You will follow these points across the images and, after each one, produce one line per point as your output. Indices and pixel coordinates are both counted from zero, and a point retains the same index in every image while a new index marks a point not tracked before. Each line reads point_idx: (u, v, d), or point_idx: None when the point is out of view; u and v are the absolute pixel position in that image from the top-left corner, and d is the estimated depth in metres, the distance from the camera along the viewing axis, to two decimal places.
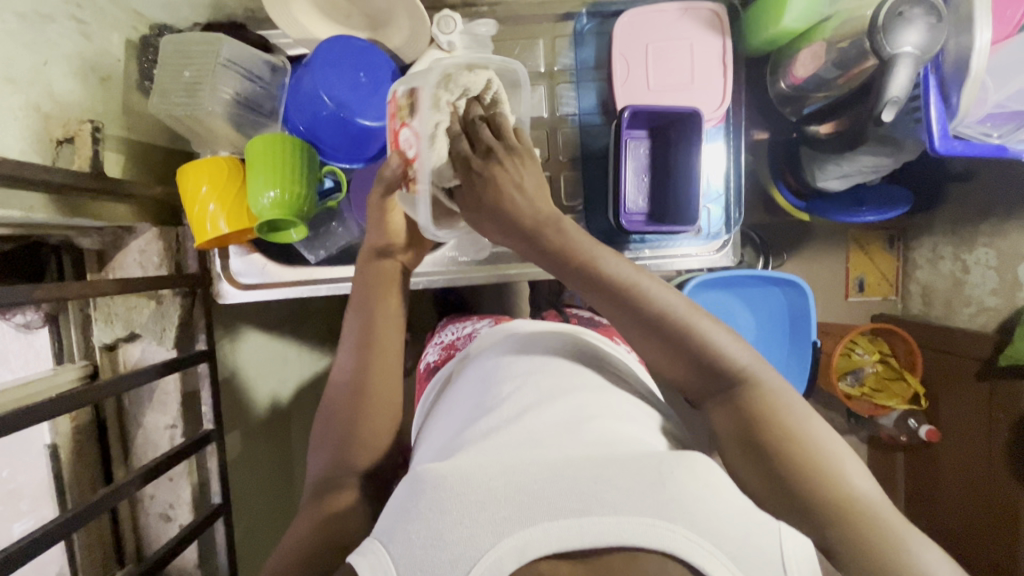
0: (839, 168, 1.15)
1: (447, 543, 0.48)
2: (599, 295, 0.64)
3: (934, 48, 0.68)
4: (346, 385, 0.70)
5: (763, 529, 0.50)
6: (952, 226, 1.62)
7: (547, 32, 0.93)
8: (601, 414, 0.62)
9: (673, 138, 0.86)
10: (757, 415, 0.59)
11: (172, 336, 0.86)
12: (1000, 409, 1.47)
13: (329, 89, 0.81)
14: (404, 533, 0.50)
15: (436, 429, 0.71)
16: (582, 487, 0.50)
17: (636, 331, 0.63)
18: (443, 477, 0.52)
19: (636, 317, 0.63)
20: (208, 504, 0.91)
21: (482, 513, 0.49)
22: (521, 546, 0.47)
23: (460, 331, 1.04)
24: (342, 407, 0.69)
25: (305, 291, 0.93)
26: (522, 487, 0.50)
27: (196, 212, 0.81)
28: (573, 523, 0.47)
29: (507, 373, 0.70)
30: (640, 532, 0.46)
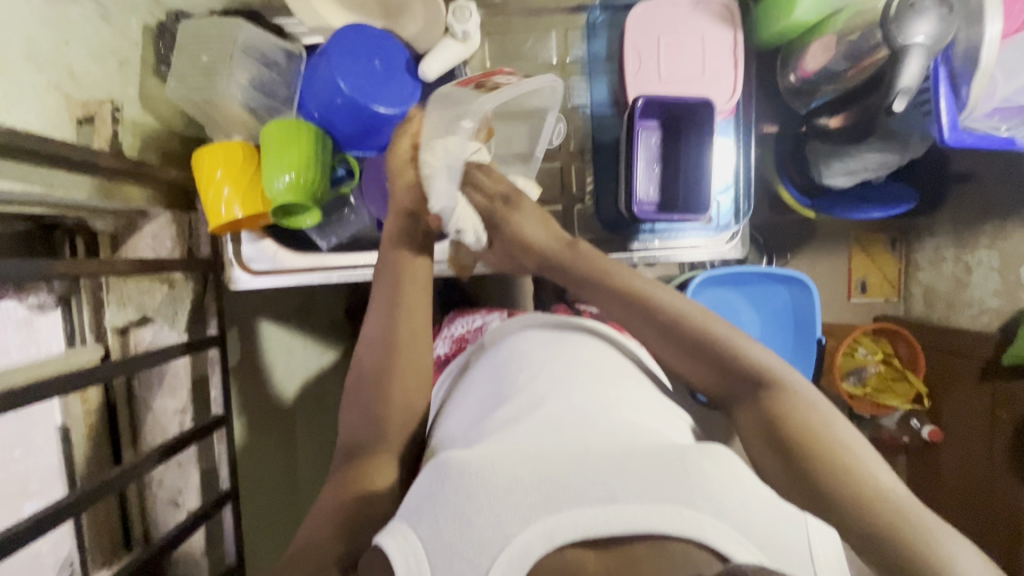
0: (845, 164, 1.17)
1: (475, 527, 0.49)
2: (621, 303, 0.73)
3: (946, 39, 0.69)
4: (371, 357, 0.71)
5: (787, 518, 0.51)
6: (954, 227, 1.64)
7: (559, 24, 0.94)
8: (618, 405, 0.62)
9: (685, 130, 0.87)
10: (783, 413, 0.63)
11: (184, 319, 0.87)
12: (1003, 409, 1.48)
13: (345, 75, 0.81)
14: (430, 517, 0.51)
15: (453, 415, 0.71)
16: (606, 476, 0.50)
17: (659, 336, 0.71)
18: (468, 464, 0.52)
19: (659, 326, 0.71)
20: (216, 490, 0.91)
21: (508, 499, 0.49)
22: (549, 532, 0.47)
23: (471, 323, 1.04)
24: (367, 385, 0.70)
25: (316, 278, 0.92)
26: (548, 476, 0.51)
27: (210, 197, 0.81)
28: (600, 511, 0.48)
29: (523, 361, 0.71)
30: (669, 521, 0.47)
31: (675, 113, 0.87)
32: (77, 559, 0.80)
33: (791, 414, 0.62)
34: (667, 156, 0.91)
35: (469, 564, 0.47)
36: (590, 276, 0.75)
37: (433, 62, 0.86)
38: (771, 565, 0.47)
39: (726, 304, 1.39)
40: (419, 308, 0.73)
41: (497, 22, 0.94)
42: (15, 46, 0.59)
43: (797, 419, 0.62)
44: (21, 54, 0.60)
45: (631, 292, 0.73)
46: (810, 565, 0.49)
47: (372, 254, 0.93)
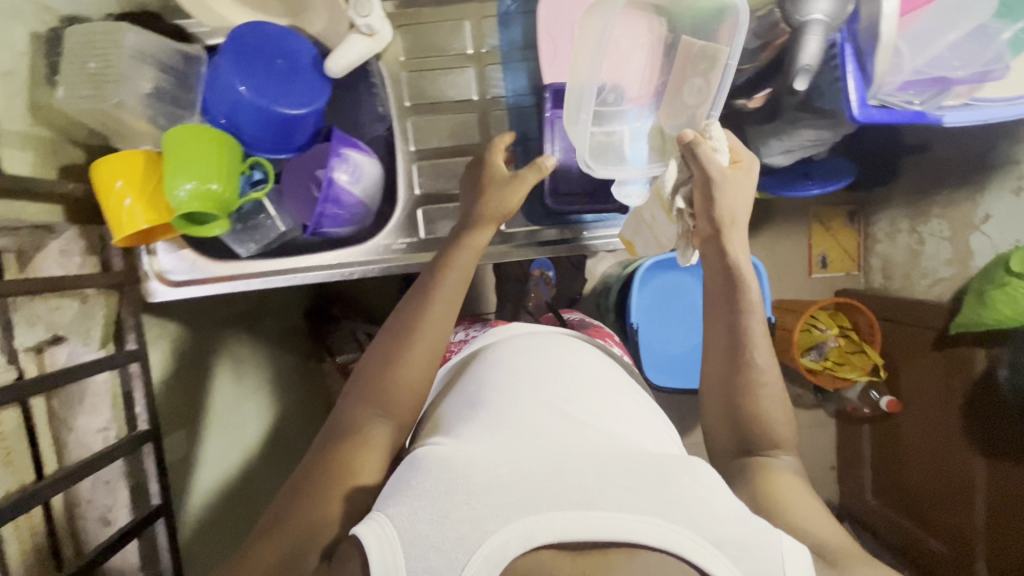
0: (781, 143, 1.16)
1: (452, 522, 0.48)
2: (715, 308, 0.75)
3: (844, 13, 0.68)
4: (381, 343, 0.70)
5: (769, 542, 0.48)
6: (910, 199, 1.66)
7: (473, 14, 0.91)
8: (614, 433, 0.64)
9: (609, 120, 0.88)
10: (767, 479, 0.65)
11: (99, 335, 0.85)
12: (955, 376, 1.50)
13: (245, 78, 0.79)
14: (411, 508, 0.50)
15: (443, 424, 0.71)
16: (586, 481, 0.50)
17: (725, 361, 0.73)
18: (448, 461, 0.53)
19: (733, 350, 0.73)
20: (147, 505, 0.90)
21: (487, 496, 0.49)
22: (526, 534, 0.47)
23: (455, 336, 1.02)
24: (371, 367, 0.69)
25: (235, 285, 0.91)
26: (528, 477, 0.50)
27: (108, 208, 0.78)
28: (579, 514, 0.47)
29: (518, 379, 0.72)
30: (645, 531, 0.46)
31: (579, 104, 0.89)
32: None
33: (776, 480, 0.64)
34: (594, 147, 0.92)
35: (442, 557, 0.47)
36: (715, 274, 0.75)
37: (340, 58, 0.83)
38: None
39: (679, 289, 1.39)
40: (438, 304, 0.71)
41: (409, 14, 0.91)
42: None
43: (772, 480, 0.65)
44: None
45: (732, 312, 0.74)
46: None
47: (294, 259, 0.92)
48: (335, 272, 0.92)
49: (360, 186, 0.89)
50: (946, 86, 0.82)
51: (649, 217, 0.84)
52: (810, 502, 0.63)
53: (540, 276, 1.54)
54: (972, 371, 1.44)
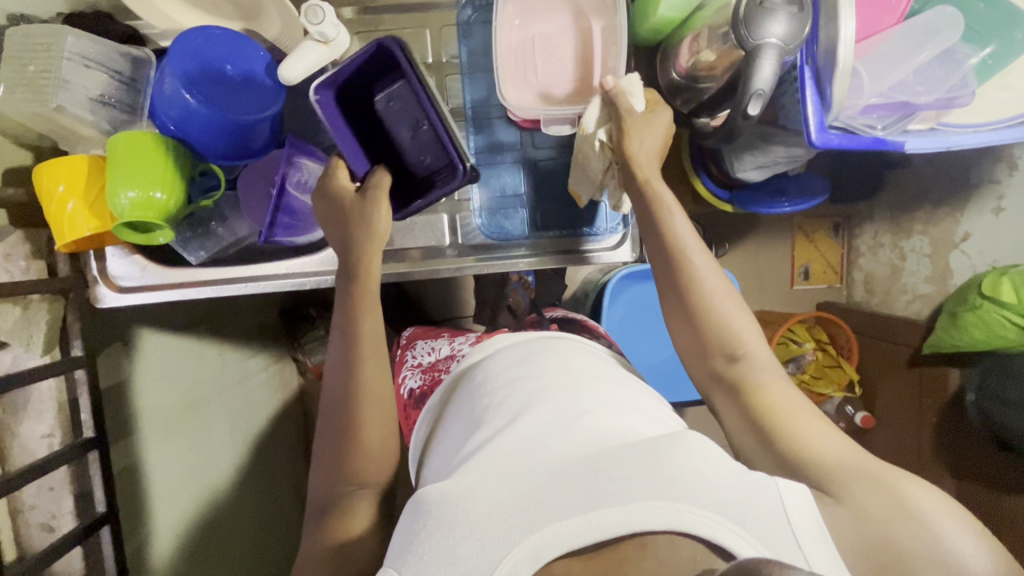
0: (755, 159, 1.15)
1: (459, 559, 0.50)
2: (657, 250, 0.72)
3: (799, 38, 0.66)
4: (334, 397, 0.70)
5: (767, 493, 0.53)
6: (892, 213, 1.65)
7: (433, 21, 0.90)
8: (594, 408, 0.64)
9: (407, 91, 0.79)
10: (751, 398, 0.66)
11: (41, 342, 0.82)
12: (929, 396, 1.50)
13: (191, 85, 0.78)
14: (414, 556, 0.52)
15: (443, 442, 0.74)
16: (584, 483, 0.53)
17: (669, 299, 0.71)
18: (445, 497, 0.55)
19: (671, 280, 0.71)
20: (93, 512, 0.89)
21: (490, 525, 0.51)
22: (534, 553, 0.49)
23: (436, 351, 0.95)
24: (332, 422, 0.69)
25: (185, 293, 0.89)
26: (525, 494, 0.53)
27: (51, 215, 0.77)
28: (583, 519, 0.50)
29: (494, 384, 0.72)
30: (648, 517, 0.50)
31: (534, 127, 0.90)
32: None
33: (765, 406, 0.65)
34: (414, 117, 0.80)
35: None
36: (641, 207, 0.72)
37: (293, 66, 0.81)
38: (761, 545, 0.49)
39: (653, 300, 1.38)
40: (375, 338, 0.72)
41: (368, 21, 0.89)
42: None
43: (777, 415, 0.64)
44: None
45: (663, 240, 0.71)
46: (804, 551, 0.50)
47: (246, 267, 0.90)
48: (290, 280, 0.90)
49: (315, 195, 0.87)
50: (912, 111, 0.79)
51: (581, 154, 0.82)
52: (788, 395, 0.65)
53: (520, 281, 1.51)
54: (945, 389, 1.45)
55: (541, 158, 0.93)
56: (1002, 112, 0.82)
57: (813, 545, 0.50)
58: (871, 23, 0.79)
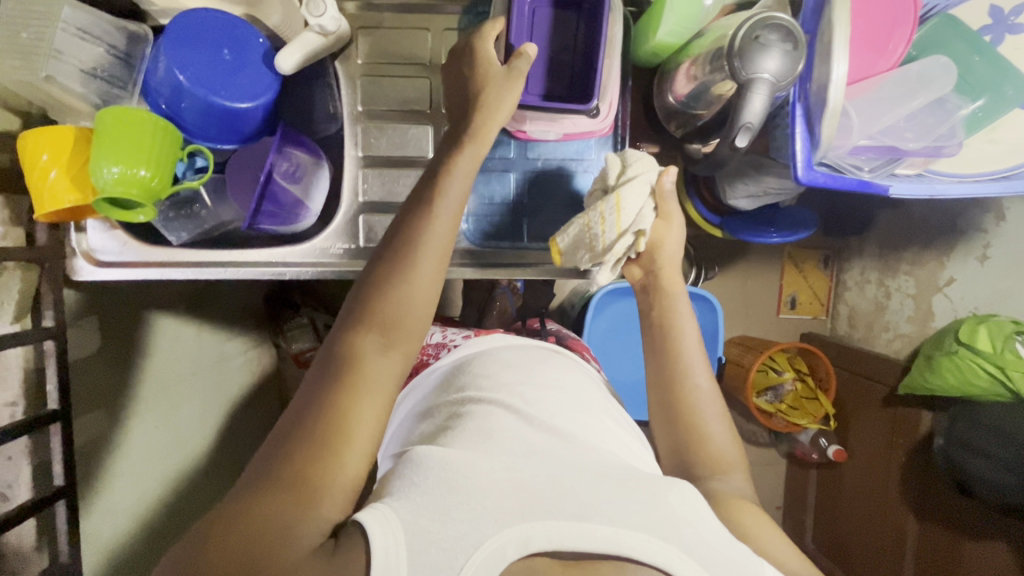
0: (746, 188, 1.16)
1: (454, 522, 0.53)
2: (654, 342, 0.81)
3: (791, 75, 0.67)
4: (373, 283, 0.61)
5: (745, 555, 0.59)
6: (880, 251, 1.67)
7: (438, 23, 0.90)
8: (595, 437, 0.70)
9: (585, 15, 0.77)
10: (725, 504, 0.68)
11: (13, 309, 0.81)
12: (901, 436, 1.51)
13: (185, 66, 0.77)
14: (413, 501, 0.54)
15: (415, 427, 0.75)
16: (581, 498, 0.58)
17: (659, 389, 0.78)
18: (448, 464, 0.58)
19: (665, 377, 0.78)
20: (50, 485, 0.88)
21: (486, 502, 0.55)
22: (525, 539, 0.54)
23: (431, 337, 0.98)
24: (364, 313, 0.60)
25: (162, 272, 0.88)
26: (525, 489, 0.58)
27: (33, 181, 0.76)
28: (574, 526, 0.55)
29: (494, 380, 0.76)
30: (635, 544, 0.55)
31: (527, 138, 0.90)
32: None
33: (735, 509, 0.68)
34: (581, 43, 0.78)
35: (445, 552, 0.51)
36: (653, 308, 0.82)
37: (290, 54, 0.81)
38: None
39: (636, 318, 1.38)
40: (440, 233, 0.63)
41: (372, 17, 0.89)
42: None
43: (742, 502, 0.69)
44: None
45: (669, 337, 0.80)
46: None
47: (225, 252, 0.90)
48: (269, 269, 0.89)
49: (301, 187, 0.88)
50: (897, 157, 0.81)
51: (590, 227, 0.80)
52: (757, 517, 0.68)
53: (506, 287, 1.51)
54: (918, 431, 1.46)
55: (532, 169, 0.94)
56: (992, 164, 0.83)
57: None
58: (865, 67, 0.80)
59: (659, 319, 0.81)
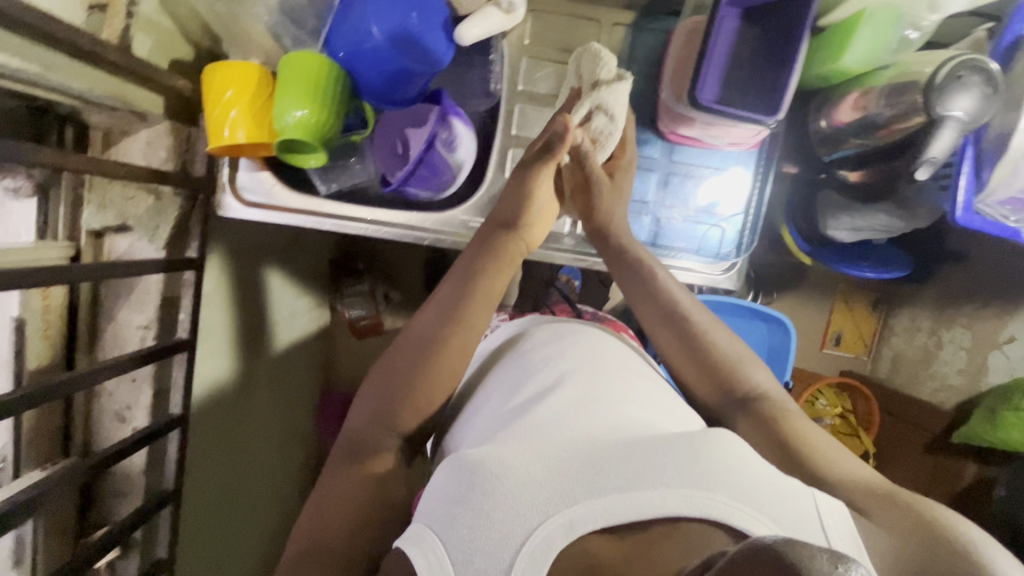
0: (852, 220, 1.17)
1: (495, 522, 0.50)
2: (644, 296, 0.81)
3: (983, 117, 0.70)
4: (410, 345, 0.70)
5: (801, 495, 0.52)
6: (938, 303, 1.66)
7: (606, 17, 0.91)
8: (628, 398, 0.66)
9: (773, 28, 0.78)
10: (773, 419, 0.69)
11: (166, 235, 0.83)
12: (942, 483, 1.54)
13: (378, 19, 0.79)
14: (455, 516, 0.52)
15: (476, 403, 0.74)
16: (621, 466, 0.53)
17: (675, 336, 0.78)
18: (480, 460, 0.55)
19: (674, 323, 0.78)
20: (165, 413, 0.89)
21: (525, 494, 0.51)
22: (568, 523, 0.49)
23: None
24: (394, 372, 0.69)
25: (307, 221, 0.89)
26: (560, 472, 0.53)
27: (216, 116, 0.77)
28: (615, 499, 0.50)
29: (534, 357, 0.74)
30: (680, 503, 0.49)
31: (679, 141, 0.92)
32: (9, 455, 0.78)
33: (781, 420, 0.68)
34: (760, 57, 0.79)
35: (489, 556, 0.49)
36: (625, 254, 0.83)
37: (473, 27, 0.82)
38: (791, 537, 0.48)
39: None
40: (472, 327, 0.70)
41: (545, 0, 0.90)
42: None
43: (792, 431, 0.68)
44: None
45: (666, 292, 0.80)
46: (825, 539, 0.50)
47: (368, 209, 0.91)
48: (411, 233, 0.91)
49: (463, 154, 0.88)
50: None
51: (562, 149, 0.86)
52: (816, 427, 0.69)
53: (565, 281, 1.53)
54: (959, 482, 1.50)
55: (675, 172, 0.95)
56: None
57: (839, 538, 0.50)
58: None
59: (655, 296, 0.80)
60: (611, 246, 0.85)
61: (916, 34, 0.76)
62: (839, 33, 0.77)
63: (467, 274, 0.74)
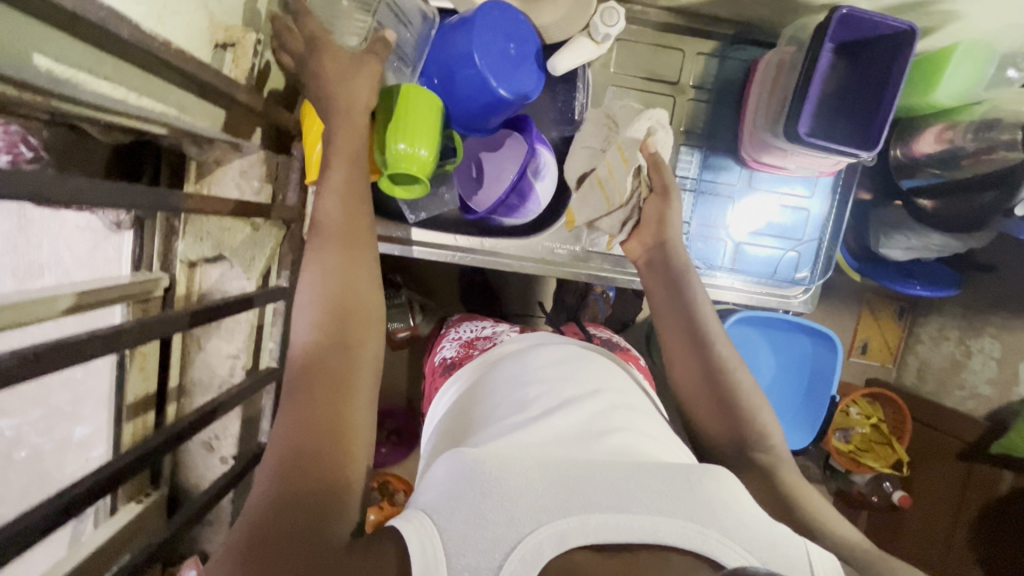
0: (907, 241, 1.20)
1: (489, 523, 0.47)
2: (667, 313, 0.78)
3: None
4: (313, 321, 0.60)
5: (790, 539, 0.52)
6: (964, 310, 1.69)
7: (688, 45, 0.91)
8: (620, 431, 0.66)
9: (863, 63, 0.79)
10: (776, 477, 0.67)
11: (260, 267, 0.81)
12: (975, 489, 1.56)
13: (482, 50, 0.78)
14: (449, 508, 0.48)
15: (470, 422, 0.71)
16: (616, 487, 0.52)
17: (693, 355, 0.75)
18: (483, 461, 0.52)
19: (696, 346, 0.75)
20: (253, 443, 0.89)
21: (522, 500, 0.49)
22: (561, 534, 0.47)
23: (480, 331, 0.95)
24: (321, 347, 0.58)
25: (397, 249, 0.92)
26: (558, 481, 0.51)
27: (318, 151, 0.76)
28: (610, 518, 0.49)
29: (534, 381, 0.73)
30: (673, 532, 0.49)
31: (761, 168, 0.93)
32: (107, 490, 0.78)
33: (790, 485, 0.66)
34: (852, 88, 0.80)
35: (479, 555, 0.45)
36: (676, 273, 0.80)
37: (567, 58, 0.84)
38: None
39: (749, 345, 1.45)
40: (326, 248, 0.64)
41: (630, 29, 0.91)
42: None
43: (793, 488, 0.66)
44: None
45: (694, 315, 0.77)
46: None
47: (455, 236, 0.93)
48: (494, 260, 0.94)
49: (546, 185, 0.89)
50: None
51: (603, 173, 0.82)
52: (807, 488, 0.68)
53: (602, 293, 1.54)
54: (995, 488, 1.51)
55: (756, 200, 0.95)
56: None
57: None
58: None
59: (676, 298, 0.78)
60: (652, 256, 0.83)
61: (1013, 74, 0.78)
62: (932, 68, 0.79)
63: (347, 195, 0.66)
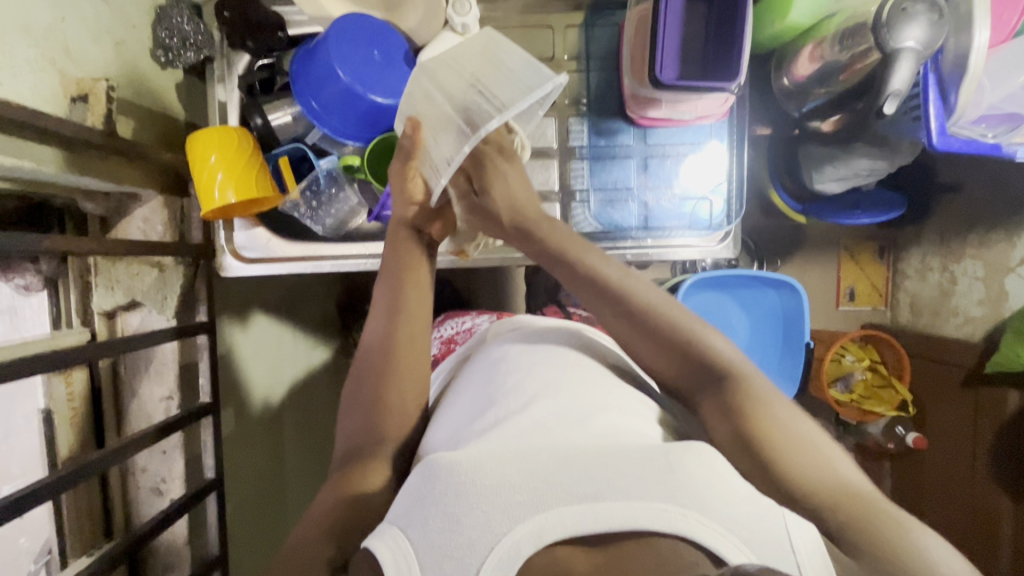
0: (835, 170, 1.15)
1: (464, 528, 0.44)
2: (579, 284, 0.67)
3: (936, 43, 0.71)
4: (371, 353, 0.68)
5: (771, 515, 0.47)
6: (940, 237, 1.50)
7: (557, 21, 0.95)
8: (607, 406, 0.58)
9: (712, 4, 0.81)
10: (747, 409, 0.57)
11: (174, 305, 0.86)
12: (986, 415, 1.35)
13: (344, 63, 0.80)
14: (421, 515, 0.46)
15: (445, 413, 0.66)
16: (595, 473, 0.47)
17: (614, 314, 0.65)
18: (457, 463, 0.48)
19: (615, 304, 0.65)
20: (201, 478, 0.90)
21: (497, 499, 0.45)
22: (537, 530, 0.44)
23: (460, 325, 1.01)
24: (364, 387, 0.67)
25: (310, 266, 0.92)
26: (537, 474, 0.47)
27: (204, 181, 0.80)
28: (586, 509, 0.44)
29: (511, 363, 0.66)
30: (652, 517, 0.44)
31: (650, 124, 0.93)
32: (55, 546, 0.80)
33: (786, 431, 0.55)
34: (712, 30, 0.82)
35: (456, 563, 0.43)
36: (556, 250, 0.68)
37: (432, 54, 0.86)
38: (762, 564, 0.43)
39: (713, 308, 1.39)
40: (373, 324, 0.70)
41: (495, 17, 0.95)
42: (12, 20, 0.59)
43: (765, 408, 0.57)
44: (17, 28, 0.60)
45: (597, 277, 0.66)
46: (796, 565, 0.44)
47: (364, 243, 0.93)
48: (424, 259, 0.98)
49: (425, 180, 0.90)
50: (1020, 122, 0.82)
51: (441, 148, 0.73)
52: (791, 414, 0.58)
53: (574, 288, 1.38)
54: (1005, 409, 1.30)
55: (652, 155, 0.96)
56: None
57: (808, 561, 0.45)
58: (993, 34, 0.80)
59: (569, 268, 0.67)
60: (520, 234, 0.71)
61: None
62: None
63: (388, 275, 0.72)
